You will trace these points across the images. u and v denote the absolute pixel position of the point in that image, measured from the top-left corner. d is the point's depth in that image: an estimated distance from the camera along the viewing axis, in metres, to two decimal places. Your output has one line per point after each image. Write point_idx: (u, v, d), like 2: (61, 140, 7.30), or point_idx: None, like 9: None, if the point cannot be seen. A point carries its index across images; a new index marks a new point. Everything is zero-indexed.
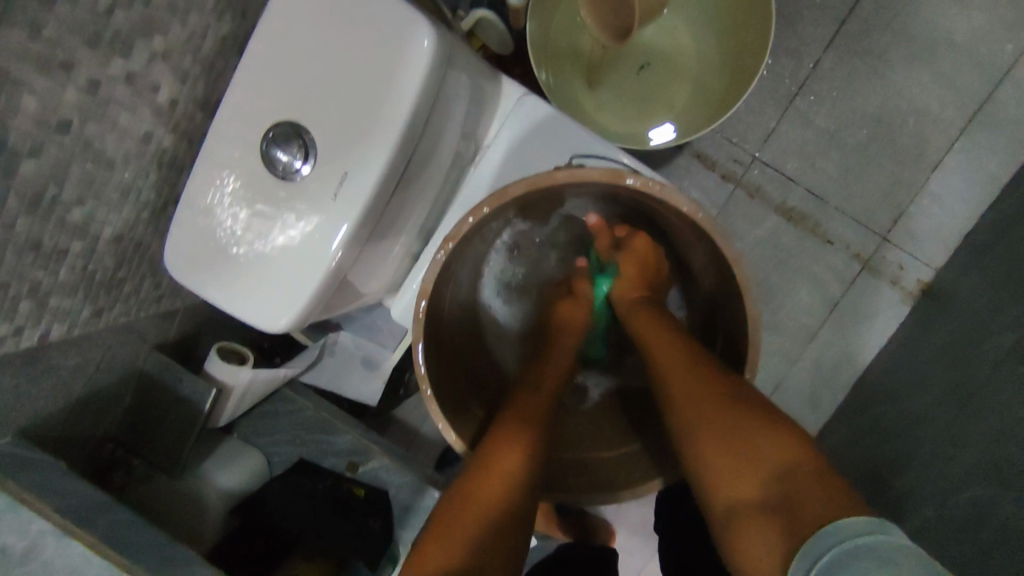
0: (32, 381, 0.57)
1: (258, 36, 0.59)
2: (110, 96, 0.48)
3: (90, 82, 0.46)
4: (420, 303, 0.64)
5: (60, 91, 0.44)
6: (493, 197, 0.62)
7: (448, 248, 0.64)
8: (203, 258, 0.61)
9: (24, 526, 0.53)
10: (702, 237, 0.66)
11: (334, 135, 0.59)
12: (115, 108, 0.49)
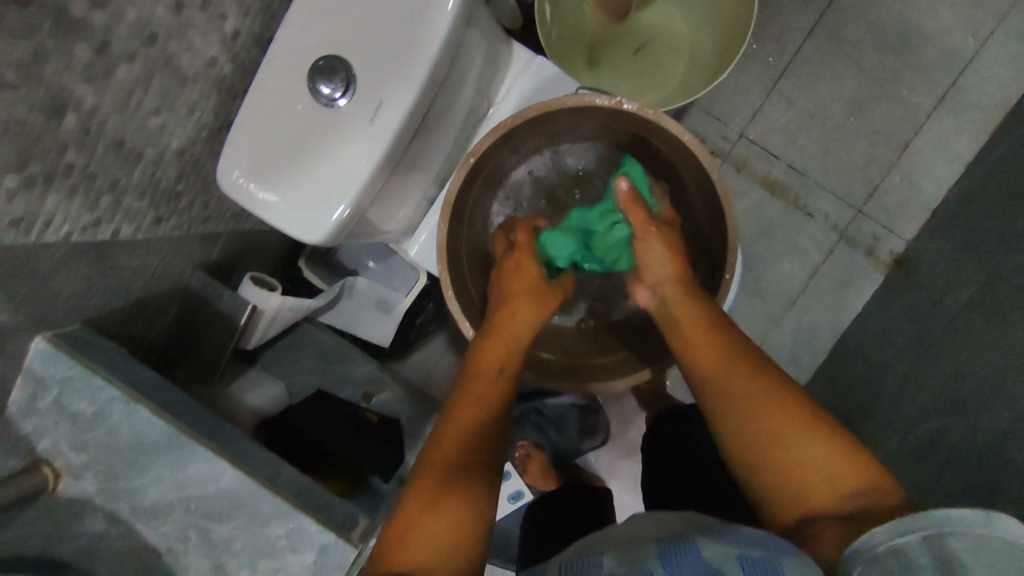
0: (102, 275, 0.65)
1: None
2: (188, 18, 0.57)
3: (176, 3, 0.55)
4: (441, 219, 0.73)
5: (153, 6, 0.53)
6: (510, 119, 0.73)
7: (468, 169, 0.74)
8: (252, 172, 0.70)
9: (95, 394, 0.62)
10: (688, 159, 0.77)
11: (372, 71, 0.68)
12: (191, 29, 0.58)
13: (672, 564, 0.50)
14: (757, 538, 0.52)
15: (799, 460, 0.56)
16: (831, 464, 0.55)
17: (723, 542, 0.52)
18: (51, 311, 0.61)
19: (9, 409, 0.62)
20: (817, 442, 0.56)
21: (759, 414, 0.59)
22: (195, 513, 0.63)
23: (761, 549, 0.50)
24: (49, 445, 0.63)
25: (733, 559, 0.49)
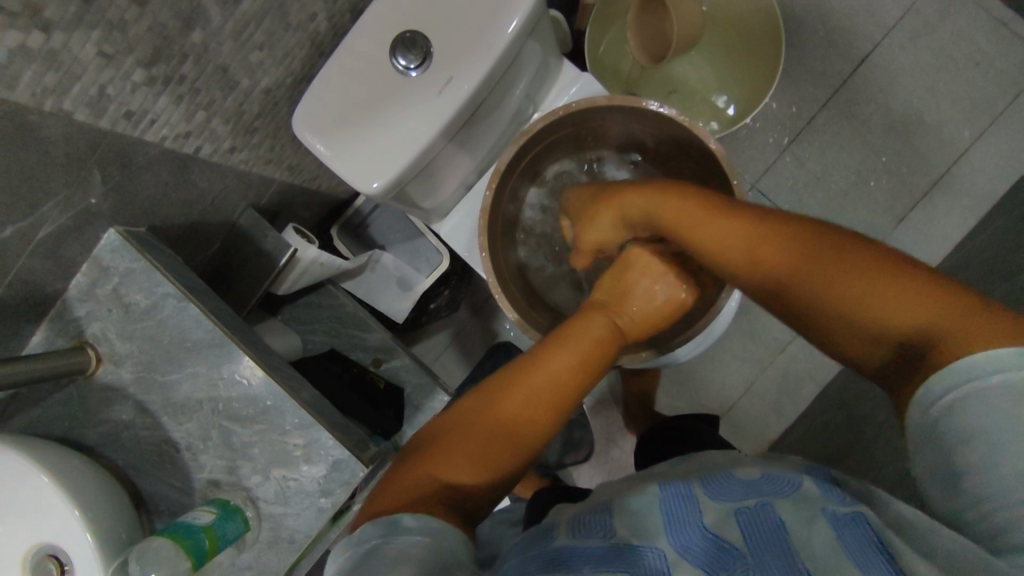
0: (176, 187, 0.71)
1: None
2: None
3: None
4: (484, 193, 0.81)
5: None
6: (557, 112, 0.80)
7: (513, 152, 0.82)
8: (322, 121, 0.79)
9: (152, 288, 0.67)
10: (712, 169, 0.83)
11: (446, 50, 0.78)
12: None
13: (683, 536, 0.45)
14: (753, 483, 0.50)
15: (849, 296, 0.52)
16: (896, 301, 0.49)
17: (717, 493, 0.49)
18: (129, 206, 0.67)
19: (70, 291, 0.67)
20: (871, 272, 0.51)
21: (813, 253, 0.56)
22: (221, 412, 0.65)
23: (755, 493, 0.48)
24: (97, 330, 0.67)
25: (729, 511, 0.46)
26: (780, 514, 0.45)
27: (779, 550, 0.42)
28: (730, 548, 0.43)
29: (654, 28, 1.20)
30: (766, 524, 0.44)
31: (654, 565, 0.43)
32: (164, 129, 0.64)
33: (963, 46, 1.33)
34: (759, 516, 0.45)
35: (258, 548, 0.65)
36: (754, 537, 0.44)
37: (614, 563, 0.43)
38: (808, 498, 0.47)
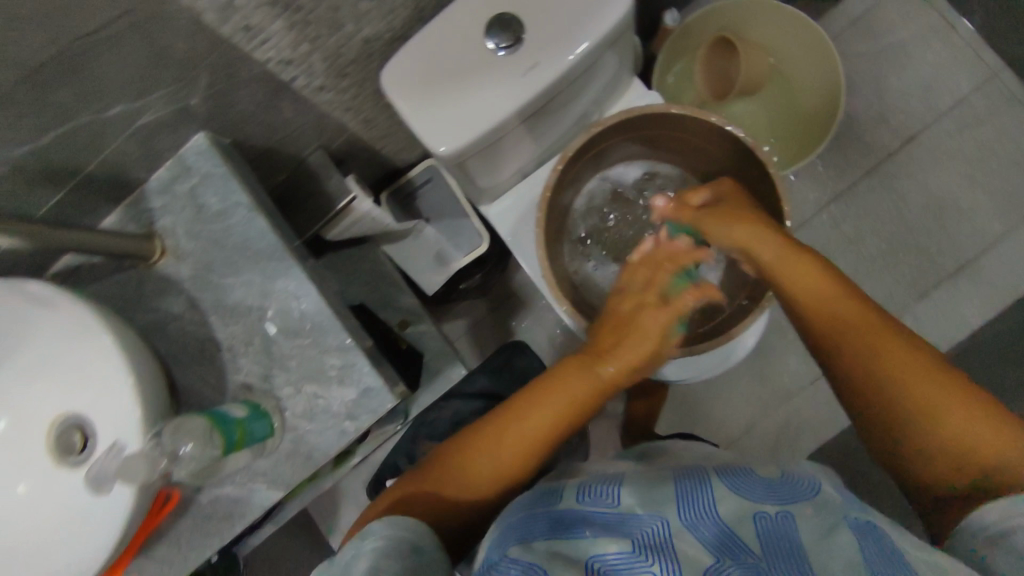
0: (264, 111, 0.75)
1: None
2: None
3: None
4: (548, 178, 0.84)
5: None
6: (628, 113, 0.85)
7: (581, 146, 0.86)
8: (409, 81, 0.82)
9: (226, 194, 0.70)
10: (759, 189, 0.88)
11: (537, 38, 0.81)
12: None
13: (691, 516, 0.52)
14: (774, 485, 0.56)
15: (917, 404, 0.55)
16: (961, 422, 0.52)
17: (740, 490, 0.55)
18: (221, 117, 0.71)
19: (151, 183, 0.71)
20: (941, 387, 0.54)
21: (883, 350, 0.58)
22: (268, 321, 0.68)
23: (776, 499, 0.53)
24: (166, 224, 0.71)
25: (748, 515, 0.51)
26: (801, 531, 0.50)
27: (787, 549, 0.48)
28: (742, 543, 0.48)
29: (721, 66, 1.25)
30: (783, 533, 0.49)
31: (652, 535, 0.50)
32: (269, 52, 0.68)
33: (1008, 144, 1.38)
34: (778, 523, 0.50)
35: (276, 455, 0.68)
36: (769, 537, 0.49)
37: (618, 532, 0.51)
38: (830, 506, 0.53)
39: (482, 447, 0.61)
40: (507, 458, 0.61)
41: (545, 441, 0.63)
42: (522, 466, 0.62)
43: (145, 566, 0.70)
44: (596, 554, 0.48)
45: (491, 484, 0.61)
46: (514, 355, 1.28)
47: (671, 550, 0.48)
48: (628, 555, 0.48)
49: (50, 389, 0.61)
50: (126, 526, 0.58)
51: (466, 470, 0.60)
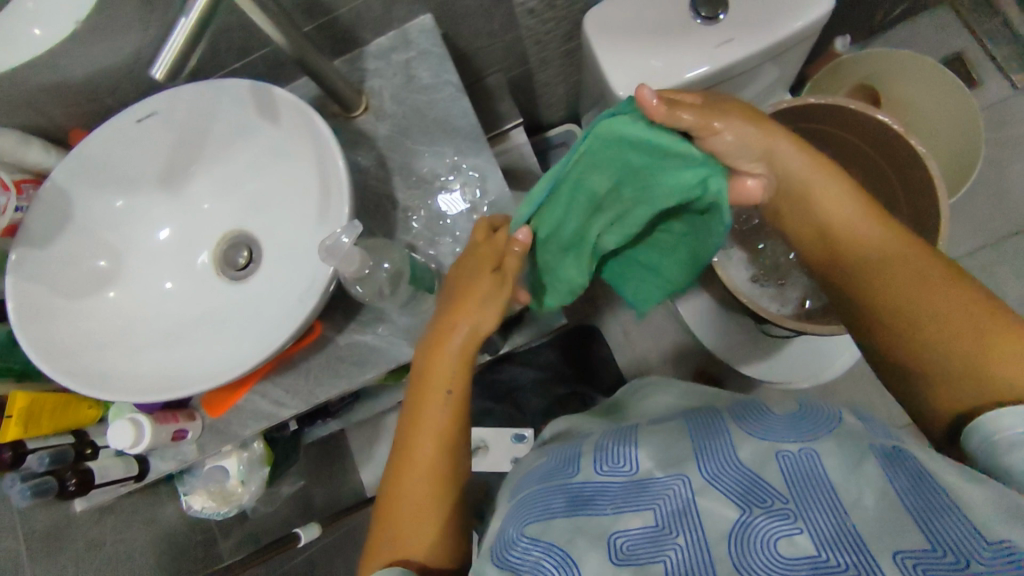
0: (483, 14, 0.81)
1: None
2: None
3: None
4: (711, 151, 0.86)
5: None
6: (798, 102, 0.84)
7: None
8: (608, 25, 0.87)
9: (439, 73, 0.75)
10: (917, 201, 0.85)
11: (735, 18, 0.85)
12: None
13: (713, 468, 0.43)
14: (796, 421, 0.45)
15: (931, 332, 0.48)
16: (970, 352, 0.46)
17: (765, 434, 0.44)
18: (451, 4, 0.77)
19: (371, 47, 0.77)
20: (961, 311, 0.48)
21: (906, 282, 0.51)
22: (449, 192, 0.72)
23: (798, 436, 0.43)
24: (375, 86, 0.76)
25: (771, 455, 0.42)
26: (825, 461, 0.40)
27: (822, 498, 0.39)
28: (769, 491, 0.40)
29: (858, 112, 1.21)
30: (810, 471, 0.40)
31: (677, 499, 0.42)
32: None
33: None
34: (804, 462, 0.41)
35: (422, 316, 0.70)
36: (796, 479, 0.40)
37: (639, 499, 0.43)
38: (855, 434, 0.43)
39: (402, 469, 0.56)
40: (430, 472, 0.55)
41: (453, 427, 0.56)
42: (451, 472, 0.56)
43: (269, 390, 0.72)
44: (616, 529, 0.42)
45: (427, 510, 0.54)
46: (586, 342, 1.36)
47: (696, 514, 0.41)
48: (652, 530, 0.41)
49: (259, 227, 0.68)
50: (278, 346, 0.60)
51: (397, 512, 0.55)
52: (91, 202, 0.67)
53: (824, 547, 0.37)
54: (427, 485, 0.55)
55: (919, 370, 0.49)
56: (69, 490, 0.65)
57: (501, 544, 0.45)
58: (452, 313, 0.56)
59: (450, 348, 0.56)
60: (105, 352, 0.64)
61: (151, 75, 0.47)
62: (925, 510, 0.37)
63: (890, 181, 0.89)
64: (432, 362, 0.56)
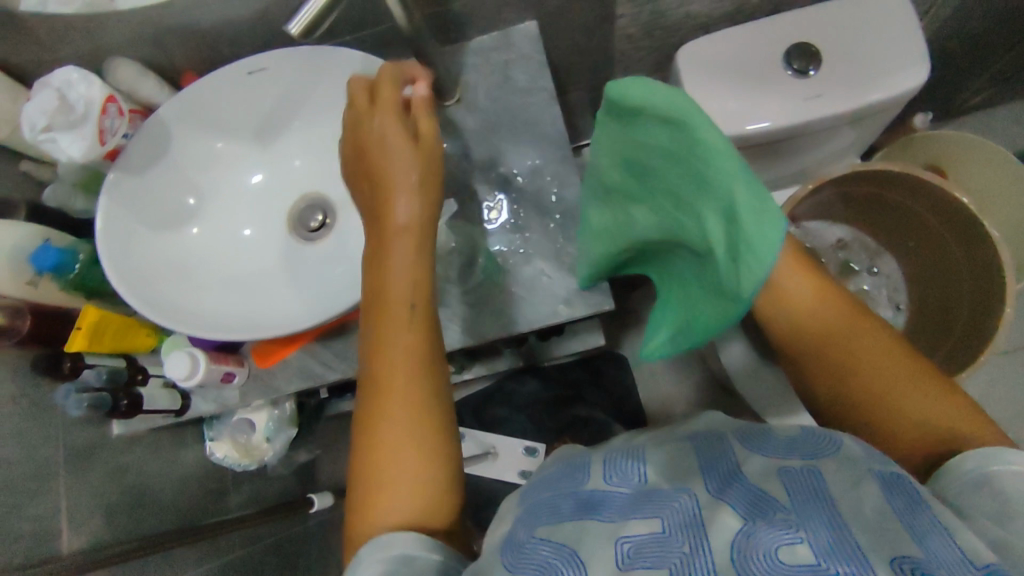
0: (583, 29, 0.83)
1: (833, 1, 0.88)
2: None
3: None
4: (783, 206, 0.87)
5: None
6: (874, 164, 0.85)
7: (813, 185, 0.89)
8: (702, 62, 0.89)
9: (536, 78, 0.78)
10: (977, 277, 0.86)
11: (829, 74, 0.86)
12: None
13: (718, 486, 0.43)
14: (797, 443, 0.46)
15: (893, 397, 0.52)
16: (924, 411, 0.50)
17: (762, 451, 0.46)
18: (556, 16, 0.80)
19: (474, 43, 0.80)
20: (919, 380, 0.52)
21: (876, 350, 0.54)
22: (529, 192, 0.74)
23: (801, 457, 0.44)
24: (472, 79, 0.79)
25: (773, 471, 0.43)
26: (826, 479, 0.41)
27: (824, 513, 0.38)
28: (771, 501, 0.40)
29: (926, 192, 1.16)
30: (812, 486, 0.40)
31: (684, 511, 0.40)
32: None
33: None
34: (804, 478, 0.41)
35: (480, 305, 0.72)
36: (795, 489, 0.40)
37: (646, 508, 0.41)
38: (853, 459, 0.43)
39: (383, 389, 0.48)
40: (411, 388, 0.48)
41: (421, 342, 0.50)
42: (438, 404, 0.49)
43: (320, 351, 0.73)
44: (624, 533, 0.40)
45: (417, 429, 0.48)
46: (606, 363, 1.33)
47: (703, 527, 0.39)
48: (657, 537, 0.39)
49: (337, 194, 0.71)
50: (341, 309, 0.62)
51: (384, 441, 0.47)
52: (189, 141, 0.70)
53: (825, 558, 0.34)
54: (411, 407, 0.48)
55: (880, 429, 0.52)
56: (121, 409, 0.67)
57: (510, 546, 0.43)
58: (391, 194, 0.50)
59: (401, 238, 0.50)
60: (174, 287, 0.66)
61: (289, 28, 0.50)
62: (920, 529, 0.37)
63: (957, 268, 0.89)
64: (385, 255, 0.50)
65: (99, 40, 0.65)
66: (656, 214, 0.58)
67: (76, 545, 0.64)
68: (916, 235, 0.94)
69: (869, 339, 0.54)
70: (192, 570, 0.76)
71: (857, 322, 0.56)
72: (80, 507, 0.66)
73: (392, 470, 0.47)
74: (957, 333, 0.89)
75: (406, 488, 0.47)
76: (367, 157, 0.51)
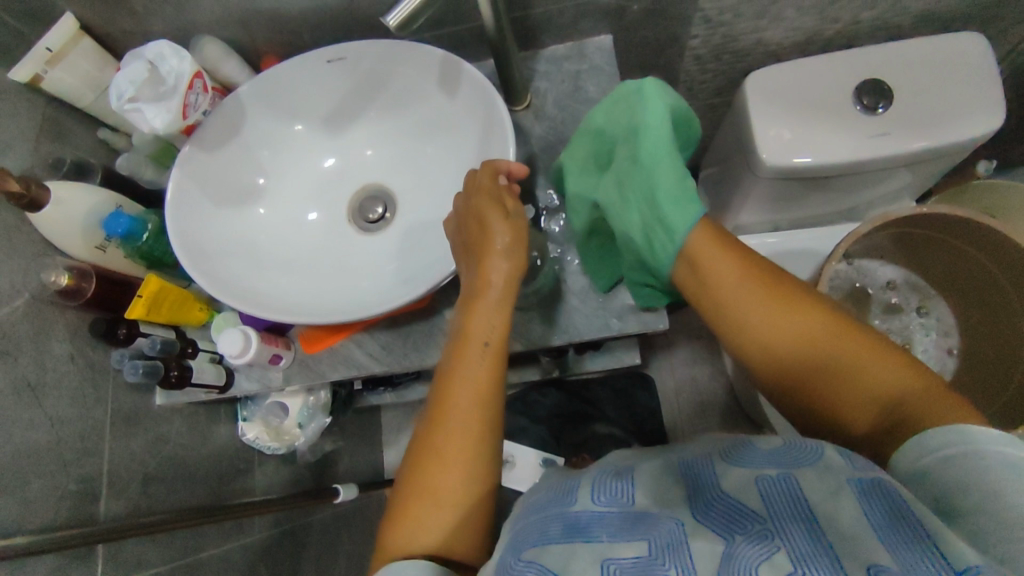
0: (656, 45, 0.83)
1: (909, 41, 0.87)
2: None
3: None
4: (841, 242, 0.86)
5: None
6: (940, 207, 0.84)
7: (871, 223, 0.87)
8: (769, 89, 0.89)
9: (606, 90, 0.77)
10: None
11: (899, 113, 0.85)
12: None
13: (701, 508, 0.41)
14: (778, 452, 0.44)
15: (842, 382, 0.49)
16: (874, 392, 0.48)
17: (739, 460, 0.44)
18: (630, 31, 0.80)
19: (547, 51, 0.80)
20: (863, 355, 0.49)
21: (815, 329, 0.51)
22: None
23: (777, 464, 0.42)
24: (541, 87, 0.79)
25: (750, 478, 0.41)
26: (803, 484, 0.40)
27: (798, 520, 0.37)
28: (750, 515, 0.39)
29: None
30: (788, 494, 0.39)
31: (671, 533, 0.39)
32: (710, 5, 0.78)
33: None
34: (781, 484, 0.40)
35: (530, 310, 0.72)
36: (775, 502, 0.39)
37: (631, 530, 0.40)
38: (834, 468, 0.41)
39: (441, 419, 0.51)
40: (470, 426, 0.50)
41: (492, 391, 0.52)
42: (492, 452, 0.51)
43: (365, 342, 0.73)
44: (610, 555, 0.39)
45: (464, 469, 0.50)
46: (634, 386, 1.30)
47: (688, 550, 0.38)
48: (644, 561, 0.38)
49: (400, 188, 0.71)
50: (398, 302, 0.61)
51: (433, 466, 0.50)
52: (261, 121, 0.70)
53: (801, 564, 0.35)
54: (465, 445, 0.50)
55: (830, 413, 0.51)
56: (170, 380, 0.68)
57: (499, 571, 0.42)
58: (484, 256, 0.54)
59: (489, 298, 0.54)
60: (233, 263, 0.67)
61: (385, 20, 0.47)
62: (895, 538, 0.36)
63: (1015, 318, 0.88)
64: (472, 307, 0.54)
65: (189, 17, 0.67)
66: (609, 191, 0.62)
67: (113, 510, 0.66)
68: (973, 284, 0.93)
69: (810, 322, 0.51)
70: (214, 547, 0.78)
71: (793, 302, 0.52)
72: (119, 473, 0.67)
73: (434, 494, 0.49)
74: (1018, 387, 0.87)
75: (436, 510, 0.49)
76: (466, 226, 0.56)
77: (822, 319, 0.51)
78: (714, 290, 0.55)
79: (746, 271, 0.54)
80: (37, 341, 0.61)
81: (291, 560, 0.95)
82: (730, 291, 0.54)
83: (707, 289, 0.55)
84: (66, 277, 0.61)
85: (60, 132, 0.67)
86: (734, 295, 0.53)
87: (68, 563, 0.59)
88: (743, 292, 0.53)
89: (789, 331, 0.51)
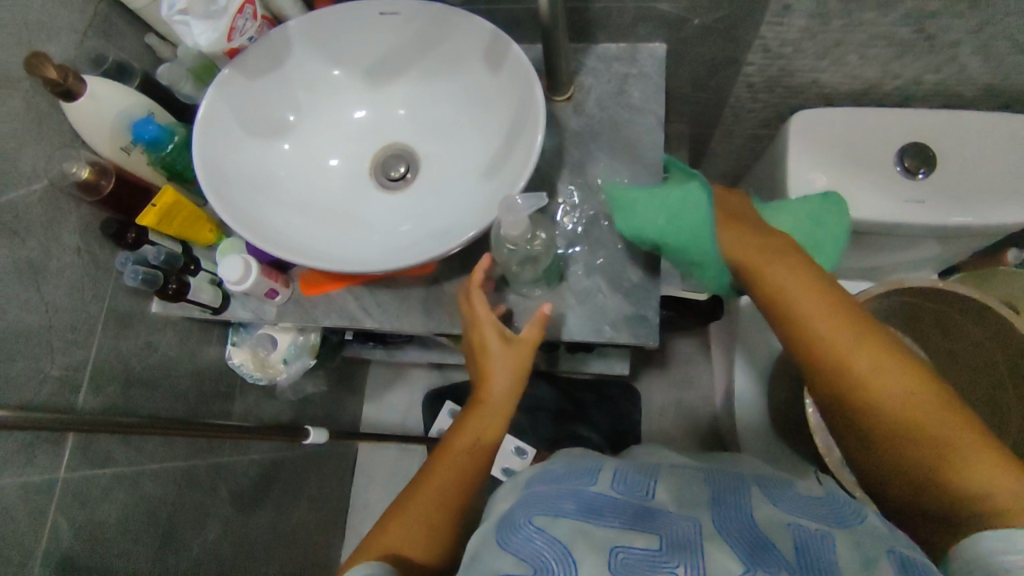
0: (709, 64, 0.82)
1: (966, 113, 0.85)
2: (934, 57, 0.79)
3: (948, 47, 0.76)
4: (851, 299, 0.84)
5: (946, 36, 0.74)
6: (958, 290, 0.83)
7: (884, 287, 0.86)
8: (814, 130, 0.87)
9: (650, 99, 0.77)
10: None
11: (938, 183, 0.84)
12: (927, 61, 0.80)
13: (723, 520, 0.42)
14: (812, 506, 0.45)
15: (904, 436, 0.48)
16: (933, 454, 0.47)
17: (776, 500, 0.45)
18: (687, 45, 0.79)
19: (599, 49, 0.79)
20: (934, 417, 0.47)
21: (891, 378, 0.49)
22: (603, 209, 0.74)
23: (816, 518, 0.43)
24: (585, 82, 0.78)
25: (787, 523, 0.42)
26: (840, 549, 0.40)
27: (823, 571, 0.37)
28: (776, 550, 0.39)
29: None
30: (823, 550, 0.39)
31: (683, 533, 0.40)
32: (772, 34, 0.77)
33: None
34: (816, 539, 0.40)
35: (527, 300, 0.72)
36: (805, 550, 0.39)
37: (644, 523, 0.41)
38: (871, 537, 0.41)
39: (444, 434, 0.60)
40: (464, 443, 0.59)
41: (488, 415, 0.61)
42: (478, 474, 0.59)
43: (361, 297, 0.74)
44: (619, 543, 0.40)
45: (456, 480, 0.58)
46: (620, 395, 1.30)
47: (700, 553, 0.39)
48: (649, 555, 0.39)
49: (427, 155, 0.72)
50: (399, 265, 0.62)
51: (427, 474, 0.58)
52: (306, 61, 0.71)
53: None
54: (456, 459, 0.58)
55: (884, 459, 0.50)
56: (167, 292, 0.69)
57: (504, 523, 0.44)
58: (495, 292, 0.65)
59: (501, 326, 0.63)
60: (251, 192, 0.68)
61: None
62: None
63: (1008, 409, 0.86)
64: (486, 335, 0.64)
65: None
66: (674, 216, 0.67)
67: (89, 404, 0.67)
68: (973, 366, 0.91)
69: (887, 367, 0.49)
70: (180, 459, 0.80)
71: (873, 347, 0.50)
72: (102, 369, 0.69)
73: (423, 498, 0.56)
74: None
75: (422, 513, 0.56)
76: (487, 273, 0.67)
77: (900, 369, 0.49)
78: (791, 325, 0.53)
79: (828, 307, 0.52)
80: (47, 225, 0.63)
81: (252, 487, 0.97)
82: (812, 324, 0.52)
83: (788, 322, 0.53)
84: (87, 172, 0.62)
85: (109, 31, 0.68)
86: (815, 330, 0.51)
87: (36, 443, 0.61)
88: (825, 326, 0.51)
89: (863, 374, 0.49)
